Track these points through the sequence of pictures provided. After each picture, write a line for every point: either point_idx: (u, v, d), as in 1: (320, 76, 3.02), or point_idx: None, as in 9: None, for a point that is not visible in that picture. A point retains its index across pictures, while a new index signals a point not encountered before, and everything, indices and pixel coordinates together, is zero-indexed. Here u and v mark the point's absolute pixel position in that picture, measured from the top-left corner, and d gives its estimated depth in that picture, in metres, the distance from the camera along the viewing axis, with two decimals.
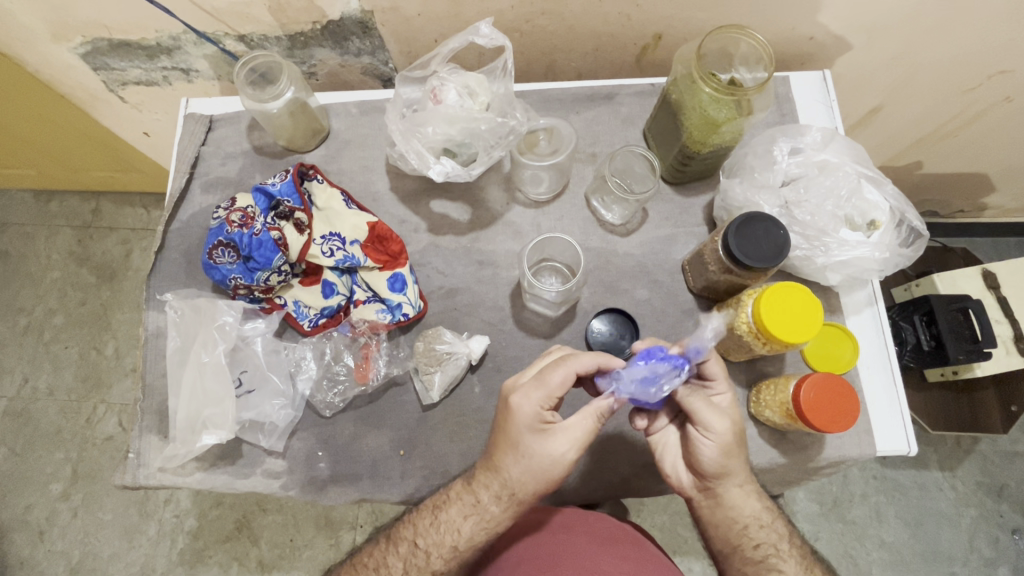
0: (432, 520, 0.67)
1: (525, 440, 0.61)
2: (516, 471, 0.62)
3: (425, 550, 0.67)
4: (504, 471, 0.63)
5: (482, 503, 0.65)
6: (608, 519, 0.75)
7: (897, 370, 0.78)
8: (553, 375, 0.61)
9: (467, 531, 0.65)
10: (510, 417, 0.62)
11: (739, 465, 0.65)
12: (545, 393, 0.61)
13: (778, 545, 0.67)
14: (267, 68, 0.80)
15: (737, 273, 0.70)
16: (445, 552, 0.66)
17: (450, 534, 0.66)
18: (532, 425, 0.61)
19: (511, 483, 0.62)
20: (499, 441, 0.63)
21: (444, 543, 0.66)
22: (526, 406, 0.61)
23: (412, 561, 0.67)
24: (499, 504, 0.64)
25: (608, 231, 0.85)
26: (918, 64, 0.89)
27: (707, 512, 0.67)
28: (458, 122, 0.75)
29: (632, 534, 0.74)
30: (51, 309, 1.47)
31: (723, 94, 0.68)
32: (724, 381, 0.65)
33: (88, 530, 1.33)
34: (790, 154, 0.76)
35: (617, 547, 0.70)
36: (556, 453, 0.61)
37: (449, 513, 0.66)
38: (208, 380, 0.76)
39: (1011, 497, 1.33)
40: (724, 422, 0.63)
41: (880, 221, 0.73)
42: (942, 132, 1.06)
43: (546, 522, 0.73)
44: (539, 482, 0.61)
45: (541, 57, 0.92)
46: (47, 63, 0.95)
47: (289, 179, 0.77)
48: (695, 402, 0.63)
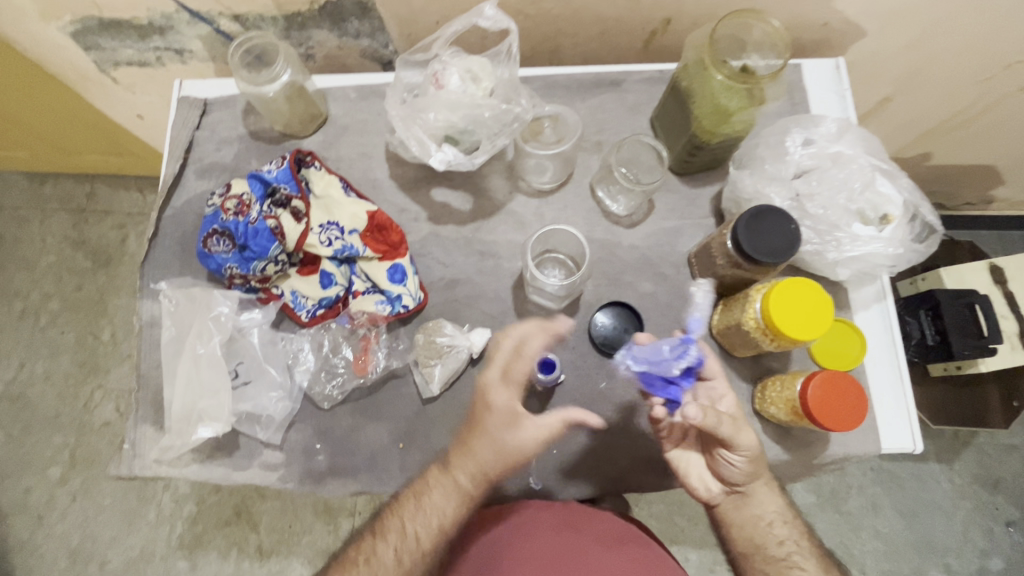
0: (418, 507, 0.68)
1: (495, 428, 0.66)
2: (487, 453, 0.66)
3: (413, 536, 0.67)
4: (474, 450, 0.67)
5: (460, 484, 0.67)
6: (612, 516, 0.74)
7: (904, 367, 0.77)
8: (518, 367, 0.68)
9: (452, 512, 0.67)
10: (483, 406, 0.67)
11: (760, 465, 0.67)
12: (512, 386, 0.67)
13: (800, 544, 0.68)
14: (262, 49, 0.77)
15: (745, 267, 0.69)
16: (434, 535, 0.67)
17: (437, 517, 0.67)
18: (502, 414, 0.66)
19: (484, 468, 0.66)
20: (470, 427, 0.68)
21: (431, 525, 0.67)
22: (498, 399, 0.66)
23: (403, 547, 0.67)
24: (473, 480, 0.67)
25: (613, 223, 0.83)
26: (933, 52, 0.87)
27: (728, 514, 0.69)
28: (461, 108, 0.72)
29: (637, 533, 0.73)
30: (46, 294, 1.45)
31: (735, 82, 0.65)
32: (724, 381, 0.66)
33: (88, 515, 1.33)
34: (804, 145, 0.74)
35: (624, 549, 0.70)
36: (524, 441, 0.66)
37: (434, 498, 0.67)
38: (203, 371, 0.74)
39: (1008, 491, 1.33)
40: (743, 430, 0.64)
41: (893, 216, 0.71)
42: (954, 123, 1.04)
43: (551, 520, 0.71)
44: (508, 465, 0.66)
45: (546, 41, 0.89)
46: (37, 42, 0.92)
47: (286, 166, 0.75)
48: (719, 422, 0.61)
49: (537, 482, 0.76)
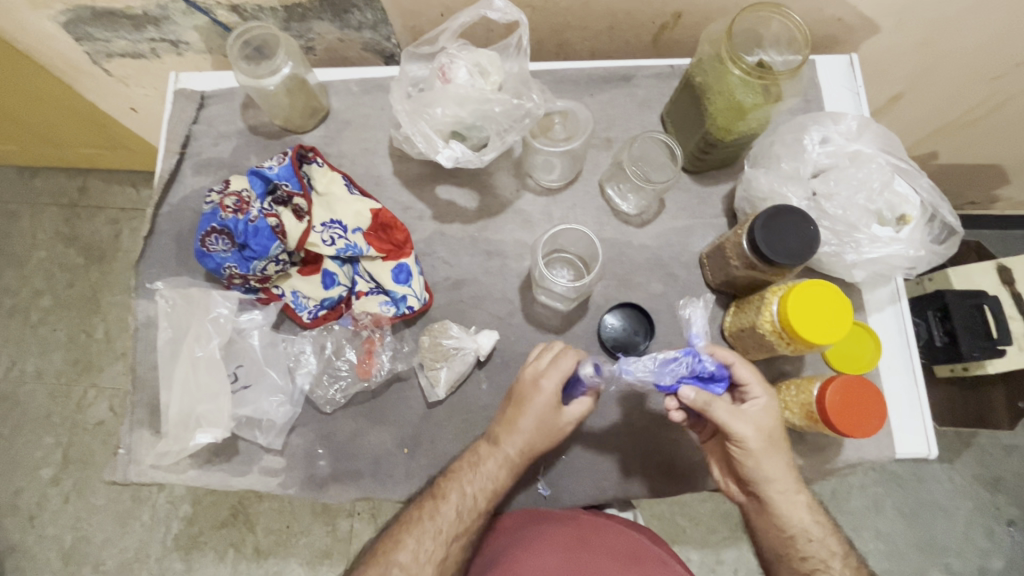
0: (473, 474, 0.65)
1: (541, 412, 0.64)
2: (531, 430, 0.64)
3: (456, 509, 0.64)
4: (518, 424, 0.64)
5: (511, 455, 0.64)
6: (625, 531, 0.70)
7: (919, 371, 0.75)
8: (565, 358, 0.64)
9: (504, 480, 0.65)
10: (531, 391, 0.64)
11: (775, 469, 0.63)
12: (562, 375, 0.63)
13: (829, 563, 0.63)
14: (262, 41, 0.74)
15: (761, 269, 0.67)
16: (489, 497, 0.65)
17: (490, 483, 0.65)
18: (550, 401, 0.63)
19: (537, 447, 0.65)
20: (510, 405, 0.66)
21: (486, 488, 0.64)
22: (547, 386, 0.64)
23: (459, 510, 0.64)
24: (520, 451, 0.64)
25: (623, 222, 0.81)
26: (948, 49, 0.85)
27: (753, 513, 0.67)
28: (470, 103, 0.70)
29: (654, 550, 0.68)
30: (37, 291, 1.42)
31: (752, 77, 0.63)
32: (760, 387, 0.62)
33: (80, 516, 1.30)
34: (820, 143, 0.72)
35: (641, 566, 0.65)
36: (565, 423, 0.65)
37: (487, 467, 0.65)
38: (201, 375, 0.72)
39: (1010, 491, 1.33)
40: (756, 432, 0.61)
41: (910, 216, 0.70)
42: (966, 121, 1.02)
43: (560, 534, 0.68)
44: (549, 442, 0.65)
45: (554, 34, 0.87)
46: (27, 32, 0.89)
47: (288, 162, 0.72)
48: (719, 413, 0.60)
49: (547, 489, 0.75)
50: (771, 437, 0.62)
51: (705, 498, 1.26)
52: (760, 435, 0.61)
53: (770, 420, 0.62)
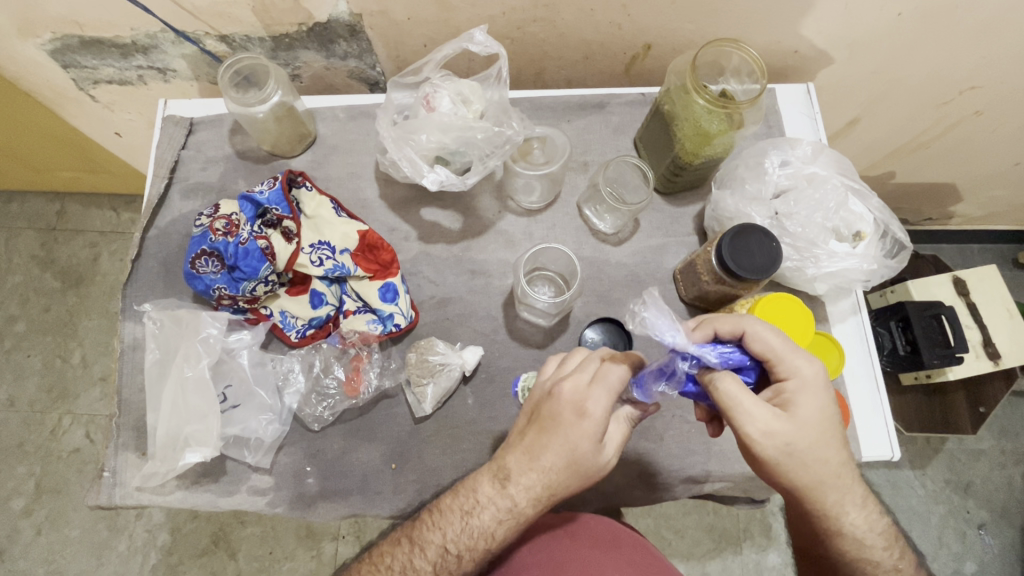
0: (463, 527, 0.61)
1: (580, 443, 0.57)
2: (556, 468, 0.57)
3: (433, 563, 0.62)
4: (541, 459, 0.58)
5: (518, 508, 0.59)
6: (609, 522, 0.74)
7: (881, 378, 0.80)
8: (612, 374, 0.58)
9: (500, 536, 0.60)
10: (572, 411, 0.58)
11: (815, 475, 0.56)
12: (609, 396, 0.57)
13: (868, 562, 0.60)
14: (252, 71, 0.77)
15: (729, 283, 0.71)
16: (477, 555, 0.61)
17: (483, 541, 0.60)
18: (598, 430, 0.57)
19: (554, 484, 0.58)
20: (535, 432, 0.60)
21: (477, 548, 0.61)
22: (595, 410, 0.57)
23: (437, 566, 0.61)
24: (528, 500, 0.58)
25: (601, 240, 0.85)
26: (896, 77, 0.92)
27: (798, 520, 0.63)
28: (453, 130, 0.74)
29: (631, 535, 0.74)
30: (11, 316, 1.40)
31: (716, 107, 0.68)
32: (787, 367, 0.56)
33: (53, 548, 1.27)
34: (781, 166, 0.78)
35: (621, 551, 0.70)
36: (604, 457, 0.59)
37: (481, 520, 0.60)
38: (190, 396, 0.73)
39: (978, 495, 1.38)
40: (778, 443, 0.55)
41: (865, 233, 0.75)
42: (916, 143, 1.10)
43: (546, 525, 0.72)
44: (577, 480, 0.58)
45: (531, 64, 0.91)
46: (13, 60, 0.90)
47: (277, 186, 0.74)
48: (739, 409, 0.54)
49: None
50: (803, 449, 0.55)
51: (689, 509, 1.28)
52: (783, 446, 0.55)
53: (801, 428, 0.55)
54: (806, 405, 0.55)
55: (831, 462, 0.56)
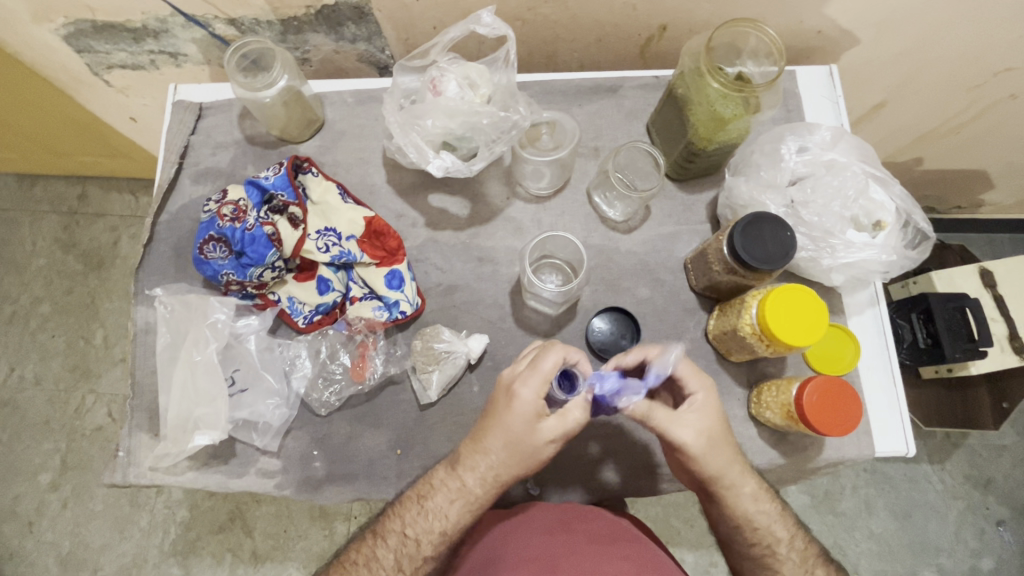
0: (420, 513, 0.65)
1: (513, 425, 0.60)
2: (496, 448, 0.61)
3: (393, 556, 0.65)
4: (485, 442, 0.62)
5: (467, 487, 0.63)
6: (606, 516, 0.72)
7: (897, 371, 0.78)
8: (545, 361, 0.60)
9: (453, 516, 0.64)
10: (507, 395, 0.61)
11: (721, 470, 0.63)
12: (538, 381, 0.60)
13: (776, 548, 0.67)
14: (259, 54, 0.76)
15: (742, 273, 0.69)
16: (435, 539, 0.64)
17: (438, 522, 0.64)
18: (528, 412, 0.60)
19: (496, 463, 0.62)
20: (485, 417, 0.63)
21: (433, 530, 0.64)
22: (523, 393, 0.60)
23: (397, 554, 0.65)
24: (477, 480, 0.63)
25: (610, 228, 0.84)
26: (923, 59, 0.87)
27: (715, 513, 0.68)
28: (459, 115, 0.72)
29: (629, 530, 0.71)
30: (36, 297, 1.43)
31: (730, 90, 0.66)
32: (699, 381, 0.64)
33: (79, 521, 1.32)
34: (798, 152, 0.75)
35: (617, 546, 0.67)
36: (541, 440, 0.60)
37: (435, 503, 0.64)
38: (199, 379, 0.74)
39: (998, 491, 1.35)
40: (691, 441, 0.61)
41: (885, 222, 0.71)
42: (944, 128, 1.05)
43: (542, 519, 0.70)
44: (517, 461, 0.61)
45: (543, 46, 0.89)
46: (29, 45, 0.91)
47: (283, 172, 0.75)
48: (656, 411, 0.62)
49: (535, 488, 0.77)
50: (711, 445, 0.62)
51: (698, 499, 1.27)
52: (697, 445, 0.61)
53: (709, 430, 0.62)
54: (710, 412, 0.62)
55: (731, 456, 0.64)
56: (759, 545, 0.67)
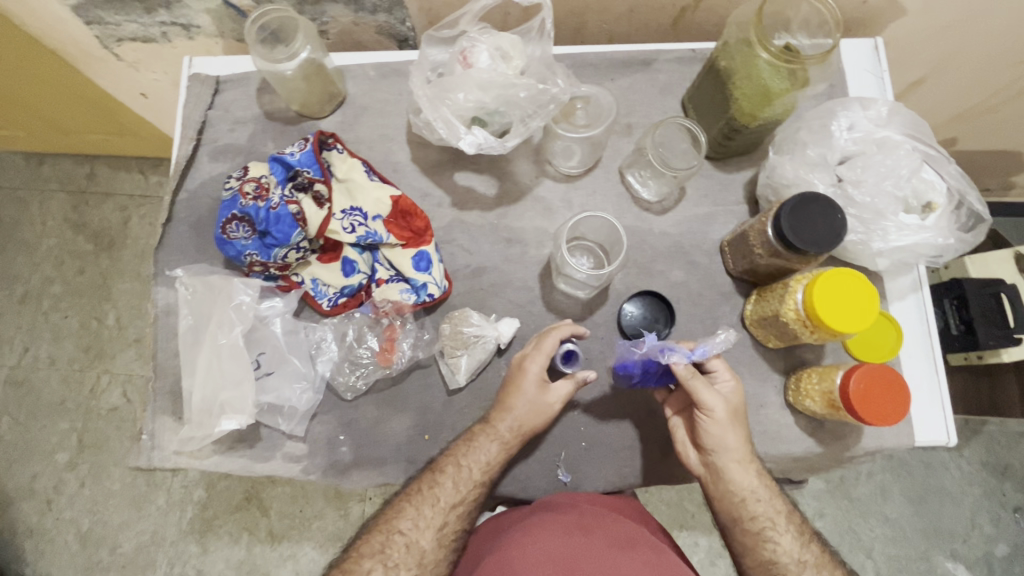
0: (472, 449, 0.67)
1: (524, 391, 0.68)
2: (516, 409, 0.68)
3: (453, 481, 0.66)
4: (506, 403, 0.68)
5: (498, 431, 0.68)
6: (624, 523, 0.68)
7: (939, 360, 0.75)
8: (547, 342, 0.69)
9: (494, 452, 0.67)
10: (518, 370, 0.69)
11: (734, 437, 0.66)
12: (543, 356, 0.68)
13: (776, 520, 0.66)
14: (279, 24, 0.73)
15: (785, 257, 0.66)
16: (487, 469, 0.67)
17: (485, 454, 0.67)
18: (532, 382, 0.68)
19: (519, 417, 0.67)
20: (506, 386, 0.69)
21: (481, 459, 0.67)
22: (531, 367, 0.68)
23: (456, 480, 0.66)
24: (508, 425, 0.67)
25: (643, 209, 0.81)
26: (975, 32, 0.83)
27: (715, 494, 0.67)
28: (493, 88, 0.69)
29: (648, 537, 0.67)
30: (49, 277, 1.42)
31: (780, 62, 0.62)
32: (727, 371, 0.67)
33: (96, 500, 1.32)
34: (848, 129, 0.71)
35: (637, 552, 0.63)
36: (552, 399, 0.68)
37: (482, 441, 0.68)
38: (224, 362, 0.72)
39: (1017, 478, 1.33)
40: (715, 405, 0.64)
41: (937, 204, 0.69)
42: (987, 107, 1.00)
43: (562, 521, 0.66)
44: (537, 419, 0.68)
45: (572, 17, 0.85)
46: (37, 15, 0.88)
47: (309, 148, 0.72)
48: (694, 381, 0.63)
49: (566, 475, 0.75)
50: (730, 412, 0.65)
51: None
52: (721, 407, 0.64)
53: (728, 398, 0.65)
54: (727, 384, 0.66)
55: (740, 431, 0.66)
56: (759, 520, 0.65)
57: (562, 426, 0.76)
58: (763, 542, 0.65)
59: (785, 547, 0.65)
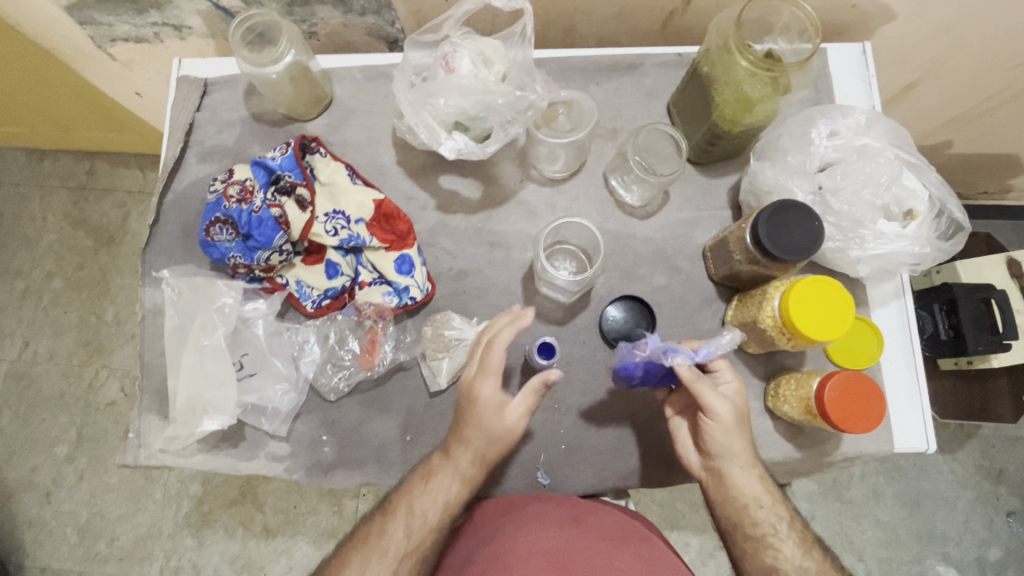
0: (427, 489, 0.66)
1: (481, 420, 0.65)
2: (477, 440, 0.66)
3: (404, 531, 0.65)
4: (466, 436, 0.66)
5: (460, 466, 0.66)
6: (615, 517, 0.69)
7: (921, 367, 0.75)
8: (493, 359, 0.65)
9: (455, 490, 0.66)
10: (469, 393, 0.66)
11: (739, 442, 0.65)
12: (492, 379, 0.66)
13: (778, 527, 0.65)
14: (265, 27, 0.73)
15: (764, 263, 0.67)
16: (441, 512, 0.66)
17: (442, 496, 0.66)
18: (486, 406, 0.65)
19: (479, 450, 0.66)
20: (462, 415, 0.67)
21: (436, 503, 0.66)
22: (483, 393, 0.66)
23: (407, 529, 0.65)
24: (470, 460, 0.66)
25: (627, 213, 0.81)
26: (964, 36, 0.82)
27: (719, 499, 0.67)
28: (473, 94, 0.68)
29: (639, 530, 0.69)
30: (48, 273, 1.44)
31: (760, 69, 0.62)
32: (730, 371, 0.67)
33: (95, 492, 1.34)
34: (828, 137, 0.71)
35: (629, 546, 0.64)
36: (512, 421, 0.65)
37: (438, 480, 0.66)
38: (208, 363, 0.73)
39: (1010, 482, 1.33)
40: (722, 409, 0.64)
41: (917, 212, 0.69)
42: (979, 111, 1.00)
43: (554, 515, 0.67)
44: (500, 444, 0.66)
45: (560, 20, 0.85)
46: (31, 16, 0.88)
47: (290, 153, 0.73)
48: (699, 382, 0.63)
49: (545, 478, 0.76)
50: (735, 416, 0.65)
51: None
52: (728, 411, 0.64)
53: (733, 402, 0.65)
54: (733, 388, 0.66)
55: (746, 436, 0.66)
56: (762, 526, 0.65)
57: (542, 429, 0.77)
58: (764, 548, 0.65)
59: (786, 554, 0.65)
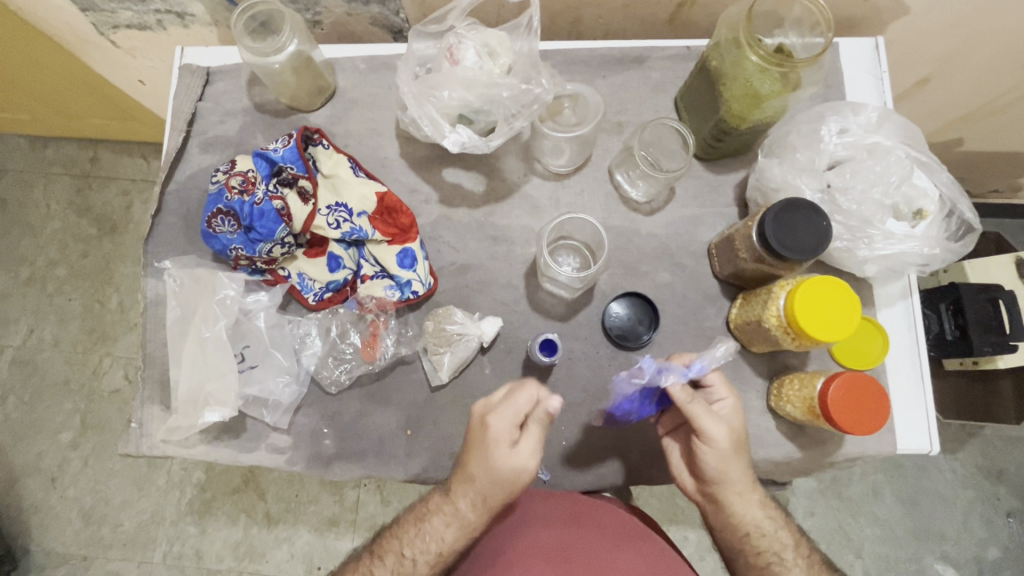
0: (417, 534, 0.65)
1: (488, 455, 0.59)
2: (478, 479, 0.60)
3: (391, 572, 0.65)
4: (470, 473, 0.61)
5: (461, 512, 0.63)
6: (618, 512, 0.71)
7: (927, 369, 0.75)
8: (518, 395, 0.60)
9: (450, 539, 0.63)
10: (480, 434, 0.60)
11: (736, 469, 0.64)
12: (511, 415, 0.59)
13: (783, 555, 0.66)
14: (267, 16, 0.72)
15: (769, 262, 0.66)
16: (430, 559, 0.64)
17: (435, 544, 0.64)
18: (494, 440, 0.59)
19: (482, 491, 0.60)
20: (468, 450, 0.61)
21: (429, 550, 0.64)
22: (495, 423, 0.59)
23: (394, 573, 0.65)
24: (476, 510, 0.62)
25: (632, 209, 0.80)
26: (979, 31, 0.80)
27: (719, 525, 0.67)
28: (477, 86, 0.68)
29: (639, 528, 0.70)
30: (52, 260, 1.44)
31: (770, 65, 0.61)
32: (727, 387, 0.64)
33: (99, 478, 1.36)
34: (838, 133, 0.70)
35: (628, 547, 0.67)
36: (519, 462, 0.59)
37: (432, 524, 0.64)
38: (209, 355, 0.73)
39: (1011, 482, 1.33)
40: (720, 437, 0.62)
41: (927, 212, 0.68)
42: (992, 108, 0.98)
43: (556, 508, 0.69)
44: (503, 490, 0.60)
45: (567, 11, 0.83)
46: (33, 1, 0.88)
47: (292, 145, 0.72)
48: (696, 409, 0.61)
49: (545, 474, 0.76)
50: (733, 445, 0.63)
51: None
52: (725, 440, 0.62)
53: (732, 430, 0.63)
54: (732, 413, 0.64)
55: (743, 462, 0.64)
56: (766, 554, 0.66)
57: None
58: None
59: None
